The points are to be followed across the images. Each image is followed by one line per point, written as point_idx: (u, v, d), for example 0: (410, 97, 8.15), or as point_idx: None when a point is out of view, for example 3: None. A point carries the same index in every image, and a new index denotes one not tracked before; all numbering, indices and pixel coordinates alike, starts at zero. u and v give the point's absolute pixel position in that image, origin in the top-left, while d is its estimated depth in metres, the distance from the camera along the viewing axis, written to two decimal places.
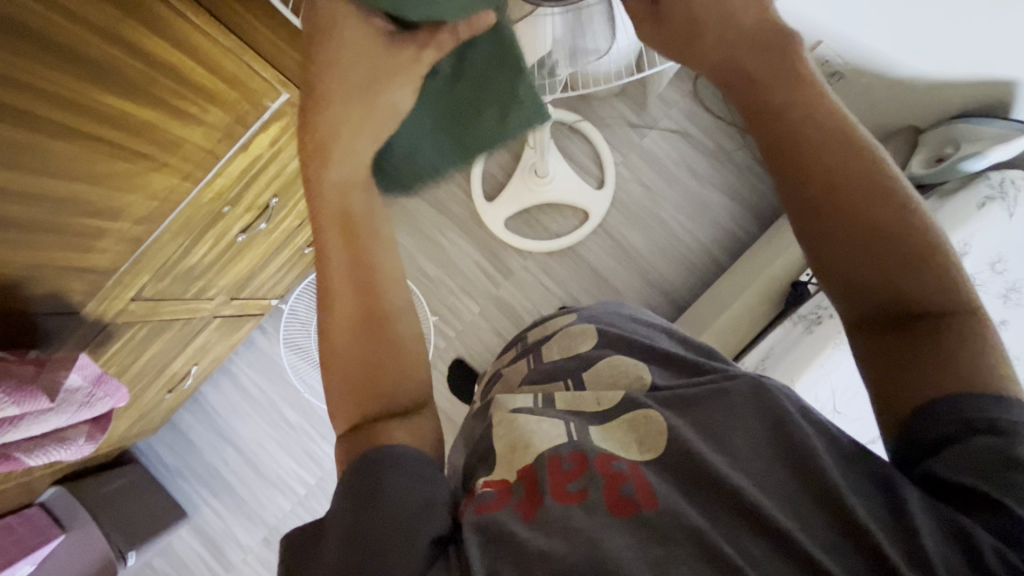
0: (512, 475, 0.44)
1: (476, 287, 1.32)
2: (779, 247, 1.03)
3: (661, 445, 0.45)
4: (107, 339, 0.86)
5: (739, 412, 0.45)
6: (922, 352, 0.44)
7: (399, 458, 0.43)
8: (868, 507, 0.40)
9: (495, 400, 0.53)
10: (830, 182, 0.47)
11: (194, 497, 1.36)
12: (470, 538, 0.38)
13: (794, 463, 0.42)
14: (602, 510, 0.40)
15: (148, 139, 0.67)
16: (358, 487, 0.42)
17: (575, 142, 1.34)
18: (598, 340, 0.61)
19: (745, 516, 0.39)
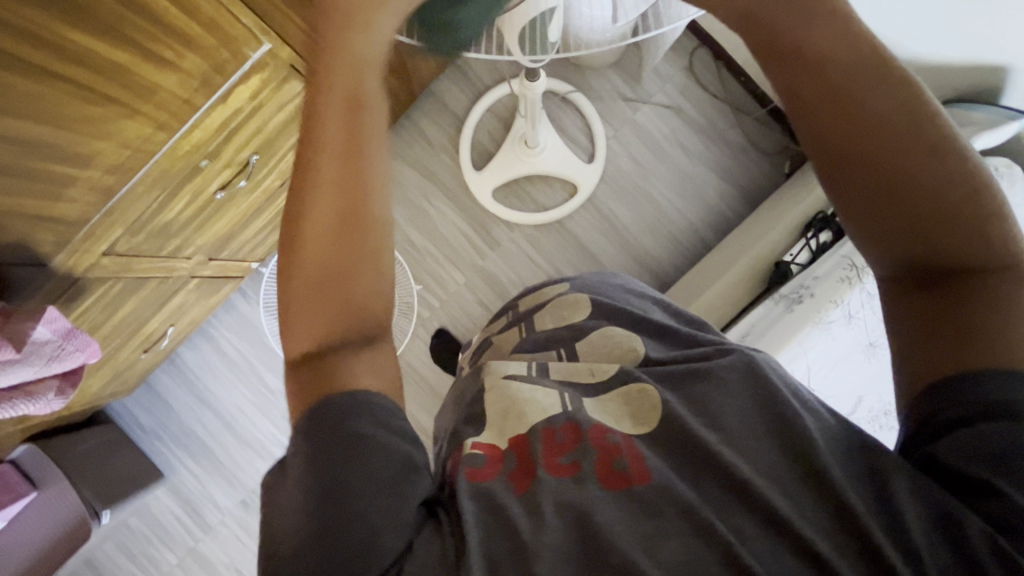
0: (501, 442, 0.44)
1: (461, 257, 1.31)
2: (764, 228, 1.04)
3: (652, 419, 0.45)
4: (79, 294, 0.84)
5: (731, 389, 0.45)
6: (949, 310, 0.42)
7: (377, 403, 0.40)
8: (857, 489, 0.40)
9: (486, 366, 0.53)
10: (873, 107, 0.44)
11: (171, 458, 1.36)
12: (464, 505, 0.38)
13: (784, 440, 0.42)
14: (593, 482, 0.40)
15: (120, 82, 0.64)
16: (323, 435, 0.38)
17: (567, 113, 1.32)
18: (592, 312, 0.61)
19: (737, 494, 0.39)
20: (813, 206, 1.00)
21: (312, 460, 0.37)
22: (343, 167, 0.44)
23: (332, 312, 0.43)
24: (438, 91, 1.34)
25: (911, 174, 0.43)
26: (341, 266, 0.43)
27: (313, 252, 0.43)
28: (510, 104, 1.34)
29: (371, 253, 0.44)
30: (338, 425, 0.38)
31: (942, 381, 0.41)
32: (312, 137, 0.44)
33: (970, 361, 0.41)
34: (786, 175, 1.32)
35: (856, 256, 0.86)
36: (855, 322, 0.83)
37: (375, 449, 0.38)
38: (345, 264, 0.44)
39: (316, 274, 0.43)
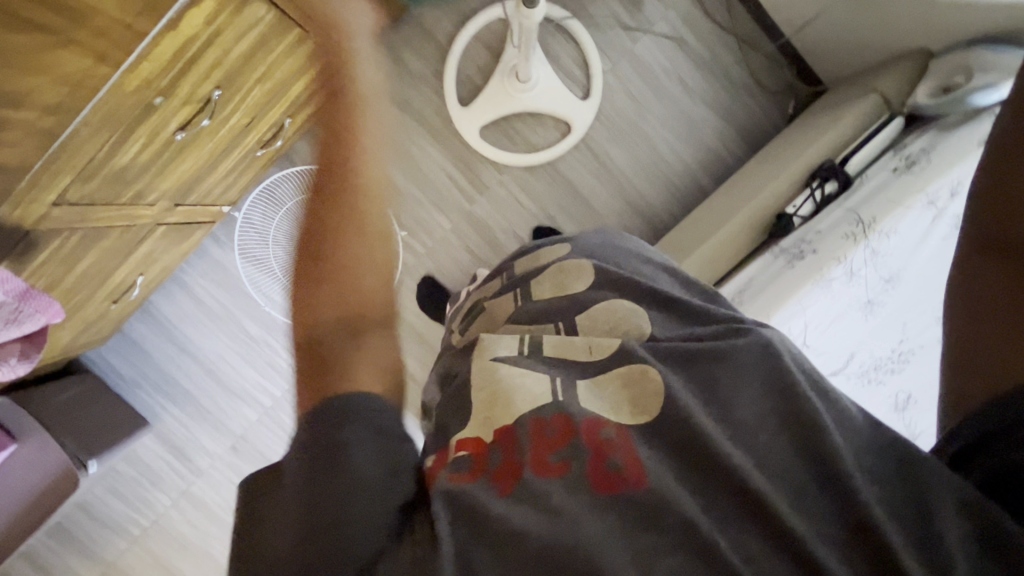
0: (487, 434, 0.43)
1: (447, 201, 1.24)
2: (768, 176, 0.99)
3: (652, 409, 0.43)
4: (32, 247, 0.76)
5: (745, 376, 0.44)
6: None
7: (369, 408, 0.39)
8: (876, 493, 0.38)
9: (479, 341, 0.51)
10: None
11: (154, 406, 1.33)
12: (439, 514, 0.36)
13: (800, 438, 0.40)
14: (586, 485, 0.38)
15: (48, 5, 0.54)
16: (317, 439, 0.37)
17: (560, 43, 1.21)
18: (595, 278, 0.58)
19: (744, 503, 0.38)
20: (820, 155, 0.95)
21: (298, 467, 0.37)
22: (370, 182, 0.52)
23: (340, 299, 0.47)
24: (419, 14, 1.21)
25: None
26: (340, 246, 0.48)
27: (312, 221, 0.50)
28: (498, 31, 1.22)
29: (370, 229, 0.50)
30: (320, 432, 0.38)
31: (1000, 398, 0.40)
32: (332, 115, 0.54)
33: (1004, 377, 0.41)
34: (789, 117, 1.26)
35: (864, 212, 0.82)
36: (855, 279, 0.81)
37: (354, 457, 0.37)
38: (338, 239, 0.49)
39: (327, 252, 0.49)
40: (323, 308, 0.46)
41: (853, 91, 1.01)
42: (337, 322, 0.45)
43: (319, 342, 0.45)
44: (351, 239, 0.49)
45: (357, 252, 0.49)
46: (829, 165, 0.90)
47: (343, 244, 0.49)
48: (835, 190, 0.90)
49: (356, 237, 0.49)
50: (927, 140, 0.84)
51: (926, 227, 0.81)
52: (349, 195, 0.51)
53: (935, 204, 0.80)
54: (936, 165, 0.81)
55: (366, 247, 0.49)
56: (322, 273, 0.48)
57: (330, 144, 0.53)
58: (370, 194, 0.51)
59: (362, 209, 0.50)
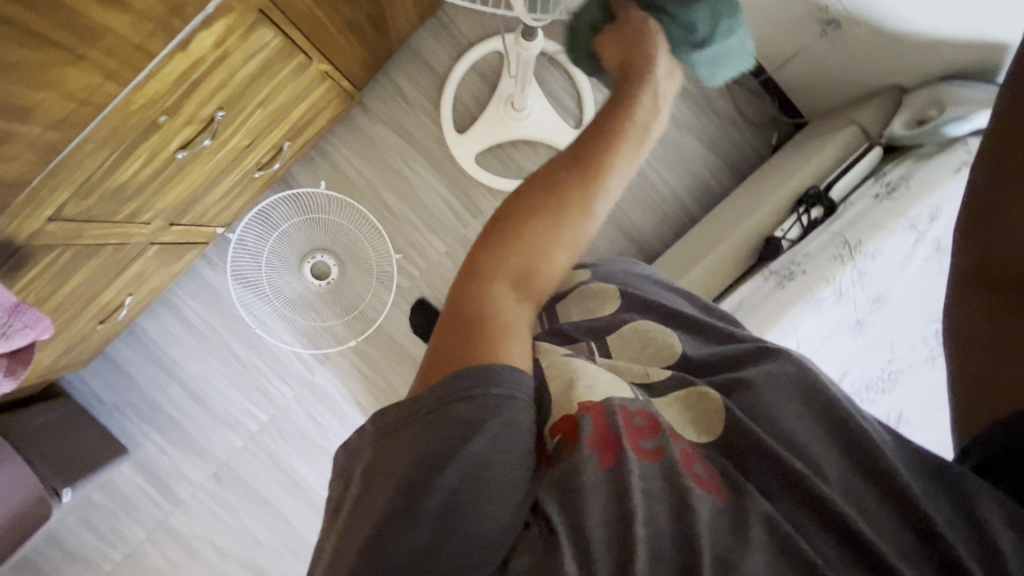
0: (575, 407, 0.42)
1: (442, 226, 1.27)
2: (756, 202, 1.02)
3: (717, 428, 0.43)
4: (23, 262, 0.75)
5: (785, 393, 0.44)
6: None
7: (508, 397, 0.39)
8: (934, 503, 0.38)
9: (536, 345, 0.50)
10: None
11: (136, 433, 1.29)
12: (550, 504, 0.36)
13: (850, 452, 0.40)
14: (683, 475, 0.38)
15: (60, 21, 0.56)
16: (449, 411, 0.37)
17: (553, 75, 1.26)
18: (621, 303, 0.59)
19: (813, 510, 0.37)
20: (804, 183, 0.98)
21: (429, 427, 0.37)
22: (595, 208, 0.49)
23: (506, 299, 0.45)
24: (416, 44, 1.25)
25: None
26: (540, 215, 0.47)
27: (543, 179, 0.49)
28: (494, 62, 1.27)
29: (569, 234, 0.47)
30: (444, 421, 0.37)
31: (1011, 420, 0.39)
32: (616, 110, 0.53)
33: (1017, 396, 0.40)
34: (773, 147, 1.31)
35: (850, 235, 0.85)
36: (844, 299, 0.83)
37: (478, 457, 0.36)
38: (545, 209, 0.47)
39: (532, 213, 0.47)
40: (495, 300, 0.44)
41: (835, 123, 1.06)
42: (507, 279, 0.45)
43: (482, 275, 0.45)
44: (545, 223, 0.47)
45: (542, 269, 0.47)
46: (814, 192, 0.94)
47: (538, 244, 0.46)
48: (821, 215, 0.94)
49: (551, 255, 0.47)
50: (908, 168, 0.89)
51: (913, 246, 0.84)
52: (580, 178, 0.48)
53: (917, 226, 0.84)
54: (915, 190, 0.85)
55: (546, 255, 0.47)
56: (514, 223, 0.47)
57: (598, 129, 0.51)
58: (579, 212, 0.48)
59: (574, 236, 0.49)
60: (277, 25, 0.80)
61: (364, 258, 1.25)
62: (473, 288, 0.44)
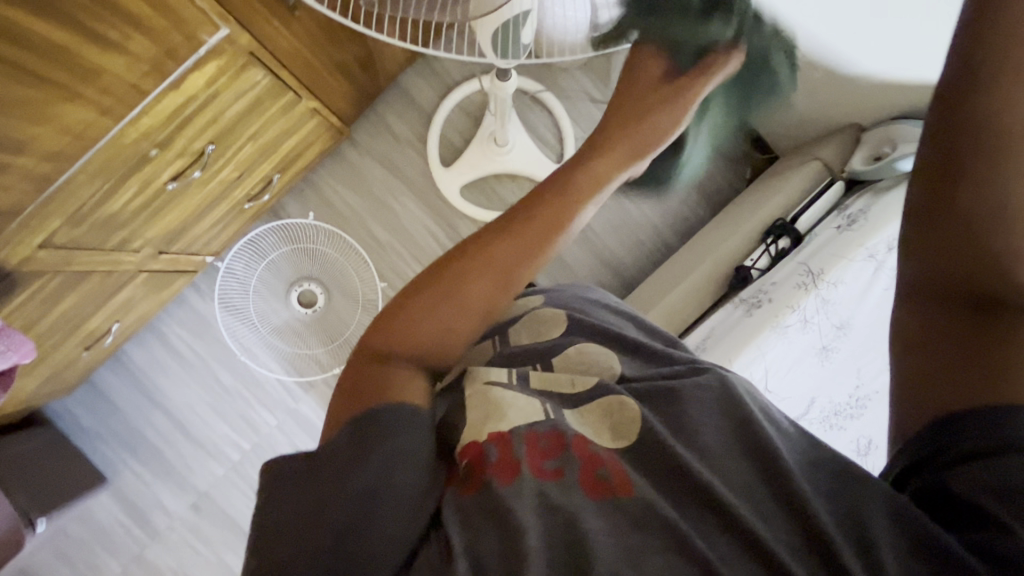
0: (483, 434, 0.43)
1: (427, 256, 1.30)
2: (728, 233, 1.05)
3: (632, 433, 0.45)
4: (12, 287, 0.78)
5: (705, 406, 0.46)
6: (979, 351, 0.41)
7: (406, 432, 0.41)
8: (828, 509, 0.39)
9: (468, 371, 0.51)
10: (1004, 124, 0.40)
11: (116, 461, 1.28)
12: (453, 528, 0.38)
13: (757, 463, 0.42)
14: (577, 488, 0.40)
15: (59, 63, 0.60)
16: (352, 449, 0.39)
17: (535, 113, 1.31)
18: (567, 328, 0.60)
19: (714, 513, 0.39)
20: (770, 216, 1.02)
21: (333, 467, 0.39)
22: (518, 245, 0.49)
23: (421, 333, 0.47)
24: (405, 83, 1.31)
25: (999, 209, 0.41)
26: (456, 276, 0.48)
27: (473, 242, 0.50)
28: (478, 101, 1.33)
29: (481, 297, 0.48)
30: (356, 455, 0.39)
31: (948, 418, 0.40)
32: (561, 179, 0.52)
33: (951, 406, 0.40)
34: (747, 181, 1.35)
35: (812, 264, 0.89)
36: (809, 326, 0.86)
37: (385, 481, 0.38)
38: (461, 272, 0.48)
39: (451, 272, 0.48)
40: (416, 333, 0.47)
41: (799, 158, 1.12)
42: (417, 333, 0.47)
43: (396, 325, 0.47)
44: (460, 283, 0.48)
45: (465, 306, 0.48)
46: (780, 224, 0.99)
47: (459, 280, 0.48)
48: (789, 245, 0.98)
49: (470, 293, 0.48)
50: (866, 201, 0.93)
51: (873, 275, 0.87)
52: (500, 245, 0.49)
53: (875, 256, 0.87)
54: (874, 221, 0.89)
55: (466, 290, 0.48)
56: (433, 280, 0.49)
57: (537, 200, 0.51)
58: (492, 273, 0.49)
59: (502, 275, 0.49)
60: (267, 66, 0.85)
61: (350, 287, 1.29)
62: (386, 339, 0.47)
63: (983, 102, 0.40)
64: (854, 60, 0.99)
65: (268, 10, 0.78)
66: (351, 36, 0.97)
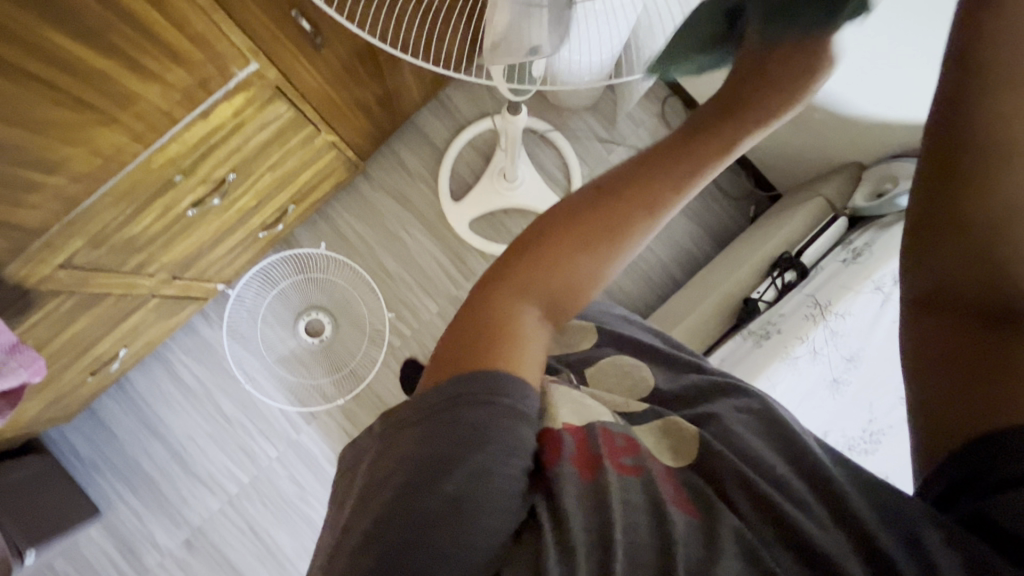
0: (557, 423, 0.41)
1: (436, 287, 1.31)
2: (734, 266, 1.07)
3: (693, 451, 0.44)
4: (28, 307, 0.79)
5: (754, 430, 0.46)
6: (997, 363, 0.39)
7: (502, 408, 0.37)
8: (881, 520, 0.38)
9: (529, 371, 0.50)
10: (994, 134, 0.40)
11: (110, 493, 1.25)
12: (547, 519, 0.36)
13: (810, 479, 0.41)
14: (662, 490, 0.39)
15: (98, 89, 0.64)
16: (442, 426, 0.36)
17: (544, 150, 1.36)
18: (598, 338, 0.63)
19: (775, 524, 0.38)
20: (777, 249, 1.04)
21: (419, 437, 0.36)
22: (678, 165, 0.44)
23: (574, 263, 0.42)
24: (418, 122, 1.36)
25: (999, 219, 0.41)
26: (569, 239, 0.42)
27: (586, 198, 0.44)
28: (489, 139, 1.37)
29: (598, 262, 0.42)
30: (453, 432, 0.35)
31: (991, 436, 0.38)
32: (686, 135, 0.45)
33: (985, 424, 0.38)
34: (751, 219, 1.37)
35: (820, 296, 0.90)
36: (819, 357, 0.86)
37: (487, 467, 0.35)
38: (576, 231, 0.42)
39: (562, 231, 0.42)
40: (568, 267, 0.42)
41: (801, 195, 1.15)
42: (530, 291, 0.41)
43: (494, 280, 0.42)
44: (575, 245, 0.42)
45: (623, 231, 0.42)
46: (786, 257, 1.01)
47: (570, 232, 0.42)
48: (795, 278, 1.00)
49: (602, 227, 0.42)
50: (870, 235, 0.95)
51: (881, 308, 0.87)
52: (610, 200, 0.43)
53: (883, 288, 0.88)
54: (879, 253, 0.90)
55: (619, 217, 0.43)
56: (536, 239, 0.43)
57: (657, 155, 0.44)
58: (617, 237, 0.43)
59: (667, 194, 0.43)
60: (292, 100, 0.89)
61: (359, 318, 1.30)
62: (489, 299, 0.41)
63: (978, 114, 0.41)
64: (847, 102, 1.04)
65: (297, 48, 0.83)
66: (372, 75, 1.02)
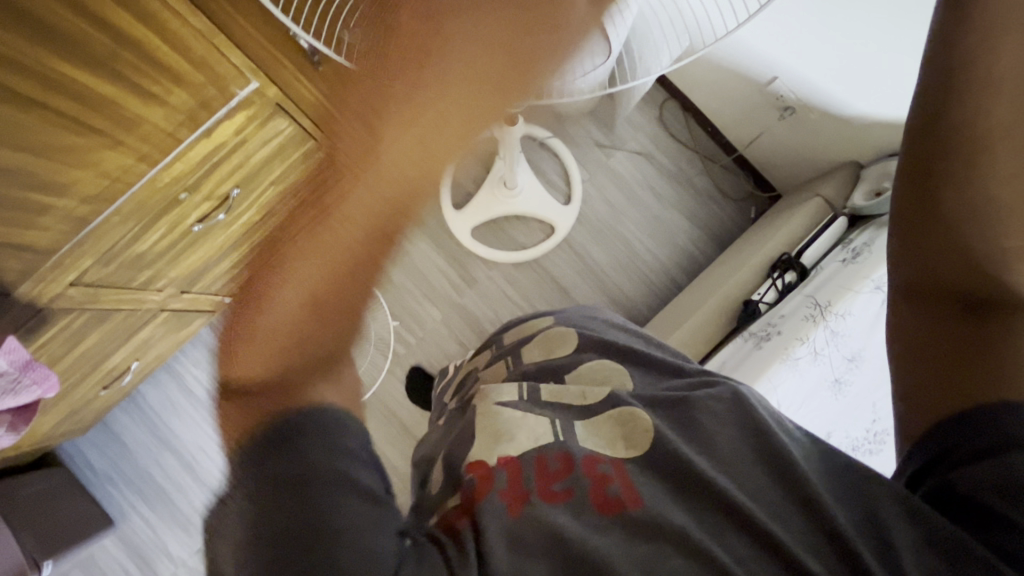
0: (491, 459, 0.44)
1: (438, 294, 1.33)
2: (734, 269, 1.07)
3: (644, 443, 0.46)
4: (40, 325, 0.81)
5: (721, 421, 0.48)
6: (968, 346, 0.46)
7: (330, 437, 0.37)
8: (845, 510, 0.42)
9: (481, 391, 0.55)
10: (975, 134, 0.46)
11: (123, 504, 1.27)
12: (496, 533, 0.37)
13: (778, 473, 0.44)
14: (586, 506, 0.41)
15: (104, 113, 0.66)
16: (279, 456, 0.36)
17: (542, 156, 1.37)
18: (579, 343, 0.63)
19: (732, 516, 0.41)
20: (778, 250, 1.04)
21: (254, 474, 0.36)
22: (429, 125, 0.38)
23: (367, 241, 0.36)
24: None
25: (977, 211, 0.46)
26: (290, 270, 0.35)
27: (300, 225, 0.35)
28: (489, 147, 1.39)
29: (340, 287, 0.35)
30: (294, 458, 0.36)
31: (960, 415, 0.44)
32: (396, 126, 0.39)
33: (958, 399, 0.44)
34: (752, 220, 1.37)
35: (820, 296, 0.90)
36: (820, 358, 0.86)
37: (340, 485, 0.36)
38: (288, 264, 0.35)
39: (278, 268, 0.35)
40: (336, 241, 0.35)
41: (801, 195, 1.15)
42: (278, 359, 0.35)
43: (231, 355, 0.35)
44: (292, 280, 0.34)
45: (360, 251, 0.35)
46: (785, 258, 1.01)
47: (289, 275, 0.34)
48: (795, 279, 1.00)
49: (323, 254, 0.34)
50: (871, 234, 0.94)
51: (882, 306, 0.87)
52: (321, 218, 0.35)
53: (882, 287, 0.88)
54: (877, 253, 0.90)
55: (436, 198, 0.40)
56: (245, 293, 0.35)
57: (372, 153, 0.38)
58: (348, 250, 0.35)
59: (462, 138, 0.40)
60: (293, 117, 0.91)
61: None
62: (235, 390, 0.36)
63: (956, 117, 0.46)
64: (844, 101, 1.05)
65: None
66: None
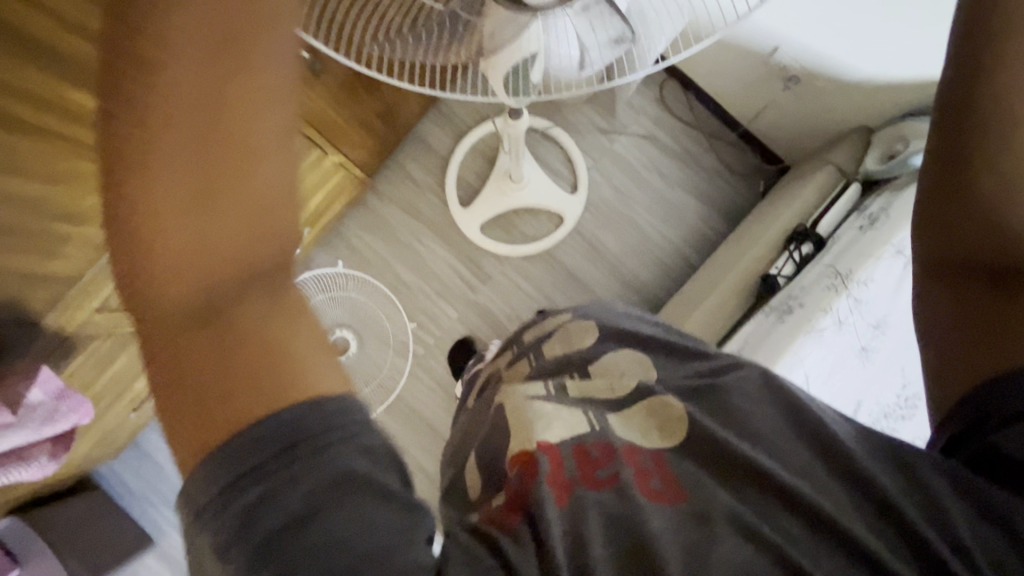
0: (532, 444, 0.42)
1: (452, 292, 1.33)
2: (749, 244, 1.06)
3: (681, 430, 0.45)
4: (69, 352, 0.82)
5: (752, 401, 0.47)
6: (1001, 318, 0.44)
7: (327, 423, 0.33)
8: (891, 481, 0.41)
9: (505, 390, 0.52)
10: (1005, 111, 0.45)
11: (161, 521, 1.30)
12: (550, 529, 0.36)
13: (819, 449, 0.43)
14: (636, 492, 0.40)
15: None
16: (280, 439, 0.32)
17: (545, 146, 1.36)
18: (600, 334, 0.62)
19: (778, 496, 0.40)
20: (792, 222, 1.04)
21: (254, 458, 0.31)
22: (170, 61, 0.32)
23: (215, 245, 0.34)
24: (421, 133, 1.37)
25: (1004, 186, 0.45)
26: (174, 264, 0.33)
27: (146, 228, 0.33)
28: (492, 142, 1.38)
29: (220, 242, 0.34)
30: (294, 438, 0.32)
31: (998, 378, 0.42)
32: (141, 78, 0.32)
33: (990, 367, 0.43)
34: (762, 194, 1.36)
35: (840, 265, 0.89)
36: (845, 327, 0.85)
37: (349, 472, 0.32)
38: (160, 255, 0.33)
39: (168, 273, 0.33)
40: (176, 247, 0.33)
41: (810, 165, 1.14)
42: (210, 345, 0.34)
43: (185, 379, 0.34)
44: (175, 270, 0.33)
45: (220, 206, 0.33)
46: (802, 229, 1.00)
47: (177, 261, 0.33)
48: (812, 249, 0.99)
49: (186, 227, 0.33)
50: (886, 199, 0.94)
51: (903, 270, 0.86)
52: (159, 206, 0.33)
53: (903, 250, 0.87)
54: (896, 218, 0.89)
55: (279, 149, 0.35)
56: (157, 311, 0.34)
57: (158, 119, 0.33)
58: (202, 212, 0.33)
59: (233, 69, 0.33)
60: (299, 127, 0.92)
61: (382, 331, 1.31)
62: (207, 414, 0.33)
63: (986, 93, 0.45)
64: (849, 66, 1.04)
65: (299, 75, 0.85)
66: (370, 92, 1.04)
